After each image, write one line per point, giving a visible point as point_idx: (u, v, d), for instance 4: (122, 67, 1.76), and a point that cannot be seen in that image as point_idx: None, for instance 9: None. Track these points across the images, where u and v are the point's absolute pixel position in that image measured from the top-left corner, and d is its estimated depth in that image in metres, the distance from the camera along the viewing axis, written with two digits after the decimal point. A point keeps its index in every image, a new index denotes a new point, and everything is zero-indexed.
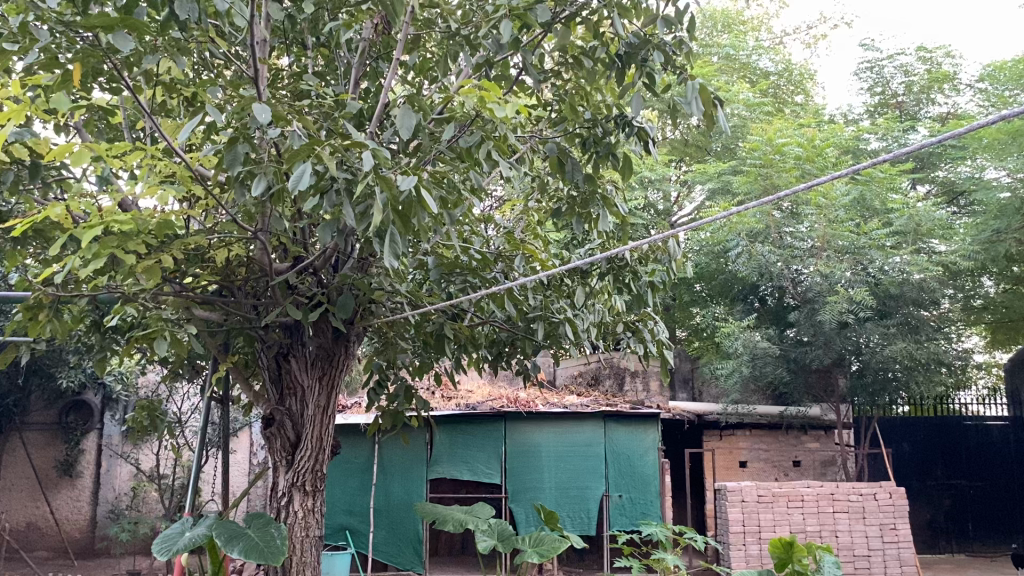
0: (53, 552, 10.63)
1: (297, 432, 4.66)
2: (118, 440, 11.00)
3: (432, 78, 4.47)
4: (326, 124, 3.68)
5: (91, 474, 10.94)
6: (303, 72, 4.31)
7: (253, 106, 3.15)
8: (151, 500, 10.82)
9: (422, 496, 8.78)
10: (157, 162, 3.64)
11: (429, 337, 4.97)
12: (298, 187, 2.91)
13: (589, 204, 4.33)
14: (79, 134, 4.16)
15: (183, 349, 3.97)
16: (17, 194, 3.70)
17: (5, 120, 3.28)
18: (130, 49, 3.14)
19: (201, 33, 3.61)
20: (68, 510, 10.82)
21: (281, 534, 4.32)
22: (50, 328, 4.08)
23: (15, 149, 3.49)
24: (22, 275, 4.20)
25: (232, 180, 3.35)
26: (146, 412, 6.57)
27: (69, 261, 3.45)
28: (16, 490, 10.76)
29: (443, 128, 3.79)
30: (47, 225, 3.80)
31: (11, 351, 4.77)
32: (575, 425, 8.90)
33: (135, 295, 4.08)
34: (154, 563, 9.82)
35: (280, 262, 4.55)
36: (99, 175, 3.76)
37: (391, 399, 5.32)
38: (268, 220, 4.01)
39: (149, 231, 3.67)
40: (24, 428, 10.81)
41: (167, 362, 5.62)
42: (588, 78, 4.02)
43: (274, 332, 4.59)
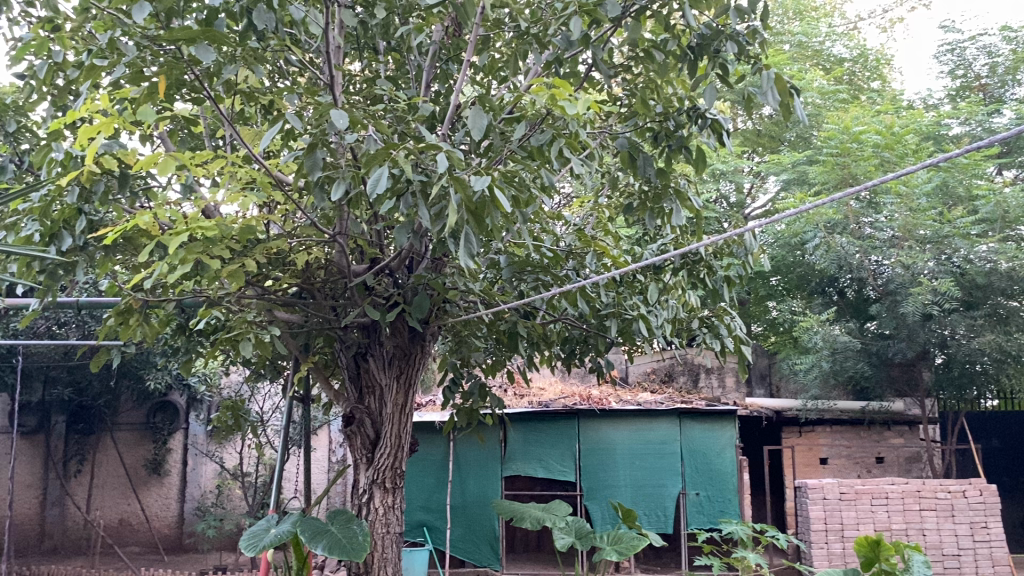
0: (144, 548, 11.05)
1: (376, 430, 4.75)
2: (203, 439, 11.37)
3: (501, 77, 4.48)
4: (400, 127, 3.74)
5: (178, 473, 11.34)
6: (375, 77, 4.38)
7: (330, 113, 3.21)
8: (235, 498, 10.94)
9: (498, 494, 8.83)
10: (238, 169, 3.75)
11: (502, 335, 5.00)
12: (377, 191, 2.96)
13: (661, 199, 4.28)
14: (164, 143, 4.30)
15: (267, 351, 4.08)
16: (107, 204, 3.86)
17: (97, 133, 3.42)
18: (212, 60, 3.22)
19: (279, 42, 3.71)
20: (158, 507, 11.22)
21: (362, 530, 4.40)
22: (140, 332, 4.23)
23: (106, 160, 3.64)
24: (114, 282, 4.37)
25: (312, 185, 3.43)
26: (230, 412, 6.75)
27: (158, 267, 3.59)
28: (109, 488, 11.23)
29: (514, 128, 3.81)
30: (136, 232, 3.94)
31: (103, 354, 4.97)
32: (650, 422, 8.83)
33: (220, 299, 4.21)
34: (240, 558, 10.09)
35: (357, 263, 4.63)
36: (183, 183, 3.89)
37: (466, 397, 5.34)
38: (345, 223, 4.08)
39: (233, 237, 3.79)
40: (115, 428, 11.26)
41: (250, 363, 5.77)
42: (659, 72, 3.97)
43: (353, 333, 4.69)
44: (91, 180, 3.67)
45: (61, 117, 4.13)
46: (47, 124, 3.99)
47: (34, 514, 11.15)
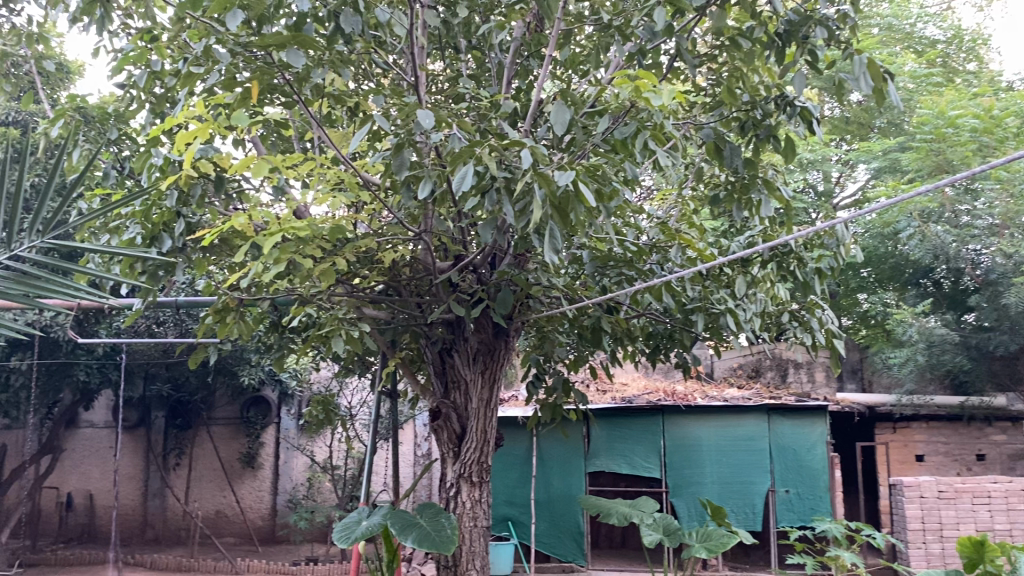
0: (240, 538, 11.43)
1: (462, 425, 4.80)
2: (295, 433, 11.71)
3: (582, 71, 4.47)
4: (483, 125, 3.77)
5: (271, 466, 11.70)
6: (458, 77, 4.43)
7: (416, 112, 3.26)
8: (325, 490, 11.25)
9: (582, 489, 8.82)
10: (327, 170, 3.84)
11: (586, 331, 4.98)
12: (462, 189, 2.98)
13: (749, 189, 4.21)
14: (256, 147, 4.44)
15: (358, 347, 4.17)
16: (204, 207, 4.01)
17: (193, 138, 3.55)
18: (302, 64, 3.30)
19: (364, 44, 3.77)
20: (252, 499, 11.58)
21: (450, 523, 4.46)
22: (236, 329, 4.37)
23: (202, 163, 3.77)
24: (210, 281, 4.53)
25: (399, 184, 3.48)
26: (321, 407, 6.91)
27: (253, 267, 3.70)
28: (206, 480, 11.67)
29: (597, 121, 3.78)
30: (231, 233, 4.08)
31: (201, 351, 5.16)
32: (737, 418, 8.69)
33: (312, 297, 4.32)
34: (331, 550, 10.32)
35: (442, 260, 4.67)
36: (274, 185, 4.00)
37: (550, 393, 5.34)
38: (430, 221, 4.14)
39: (323, 236, 3.88)
40: (211, 422, 11.71)
41: (339, 359, 5.90)
42: (745, 60, 3.89)
43: (438, 329, 4.75)
44: (189, 184, 3.81)
45: (160, 124, 4.30)
46: (147, 131, 4.15)
47: (137, 504, 11.69)
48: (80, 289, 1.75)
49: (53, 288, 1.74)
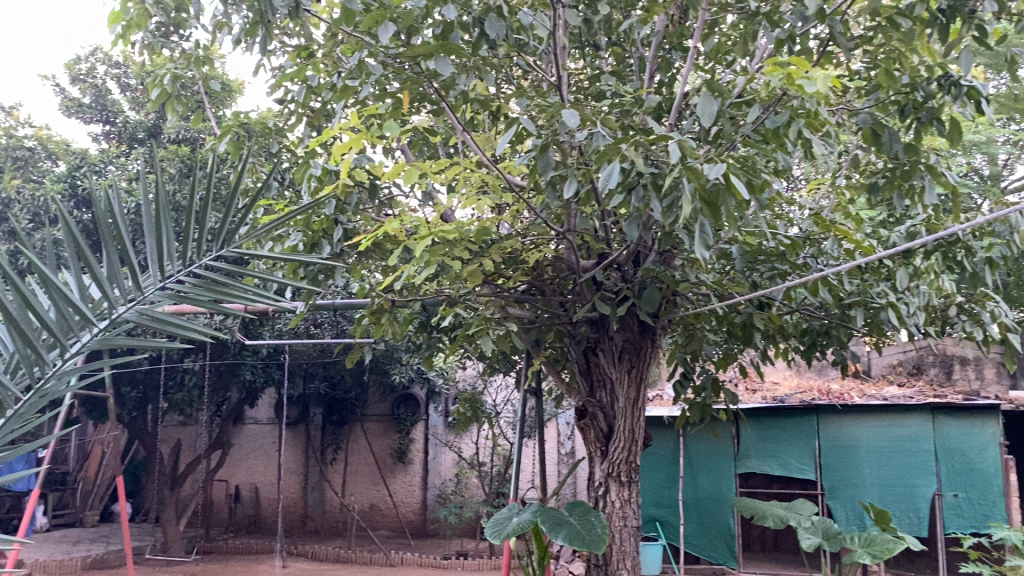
0: (393, 531, 11.84)
1: (609, 424, 4.78)
2: (442, 429, 11.98)
3: (728, 62, 4.35)
4: (628, 122, 3.75)
5: (421, 461, 12.04)
6: (600, 74, 4.41)
7: (561, 112, 3.27)
8: (472, 486, 11.42)
9: (732, 490, 8.61)
10: (472, 174, 3.93)
11: (736, 328, 4.84)
12: (608, 186, 2.97)
13: (910, 176, 3.99)
14: (405, 153, 4.59)
15: (506, 346, 4.23)
16: (358, 214, 4.19)
17: (349, 148, 3.73)
18: (450, 72, 3.39)
19: (507, 47, 3.82)
20: (404, 493, 11.98)
21: (601, 522, 4.44)
22: (390, 329, 4.54)
23: (357, 173, 3.95)
24: (365, 284, 4.71)
25: (545, 185, 3.50)
26: (468, 404, 7.02)
27: (406, 269, 3.83)
28: (362, 475, 12.16)
29: (745, 112, 3.67)
30: (384, 238, 4.23)
31: (356, 351, 5.38)
32: (898, 418, 8.22)
33: (462, 298, 4.43)
34: (480, 545, 10.49)
35: (586, 259, 4.67)
36: (423, 191, 4.13)
37: (698, 391, 5.24)
38: (575, 220, 4.15)
39: (471, 238, 3.96)
40: (365, 419, 12.21)
41: (485, 357, 6.01)
42: (905, 40, 3.68)
43: (582, 328, 4.76)
44: (345, 193, 4.01)
45: (316, 136, 4.52)
46: (305, 143, 4.37)
47: (299, 497, 12.35)
48: (278, 297, 1.74)
49: (257, 297, 1.72)
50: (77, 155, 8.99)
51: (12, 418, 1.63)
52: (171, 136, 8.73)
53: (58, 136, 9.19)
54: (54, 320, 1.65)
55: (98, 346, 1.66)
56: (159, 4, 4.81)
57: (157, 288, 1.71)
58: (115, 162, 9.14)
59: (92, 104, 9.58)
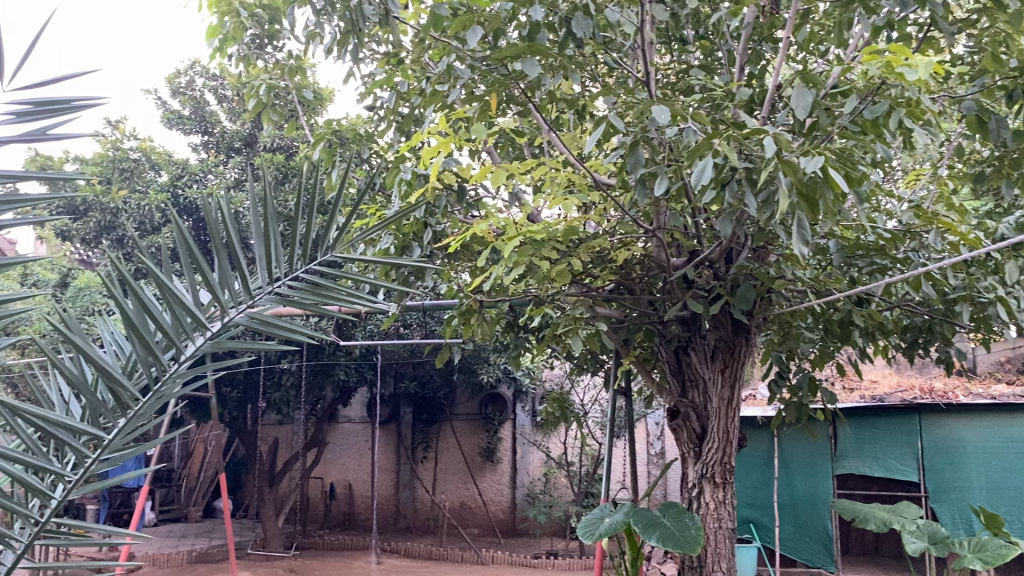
0: (483, 529, 11.92)
1: (702, 424, 4.71)
2: (530, 429, 12.01)
3: (820, 51, 4.23)
4: (719, 116, 3.68)
5: (509, 460, 12.13)
6: (688, 69, 4.35)
7: (651, 108, 3.23)
8: (561, 486, 11.39)
9: (829, 492, 8.38)
10: (560, 174, 3.92)
11: (834, 325, 4.69)
12: (701, 182, 2.92)
13: (1020, 165, 3.80)
14: (491, 155, 4.62)
15: (597, 346, 4.20)
16: (447, 216, 4.23)
17: (437, 152, 3.80)
18: (538, 73, 3.40)
19: (594, 46, 3.80)
20: (493, 492, 12.07)
21: (695, 523, 4.38)
22: (480, 330, 4.57)
23: (446, 176, 4.01)
24: (453, 286, 4.76)
25: (633, 183, 3.46)
26: (557, 405, 7.00)
27: (494, 270, 3.86)
28: (452, 473, 12.30)
29: (841, 102, 3.56)
30: (472, 240, 4.27)
31: (446, 351, 5.43)
32: (1007, 418, 7.73)
33: (551, 297, 4.42)
34: (570, 545, 10.48)
35: (677, 257, 4.60)
36: (510, 192, 4.14)
37: (794, 391, 5.11)
38: (664, 218, 4.10)
39: (558, 238, 3.95)
40: (454, 418, 12.34)
41: (574, 357, 5.99)
42: (1013, 22, 3.50)
43: (673, 327, 4.69)
44: (434, 196, 4.05)
45: (405, 141, 4.59)
46: (395, 148, 4.45)
47: (391, 494, 12.57)
48: (375, 299, 1.79)
49: (360, 298, 1.77)
50: (178, 165, 9.39)
51: (131, 419, 1.70)
52: (266, 144, 9.03)
53: (160, 147, 9.59)
54: (170, 324, 1.71)
55: (208, 348, 1.72)
56: (253, 17, 4.96)
57: (266, 292, 1.76)
58: (213, 171, 9.50)
59: (192, 116, 9.98)
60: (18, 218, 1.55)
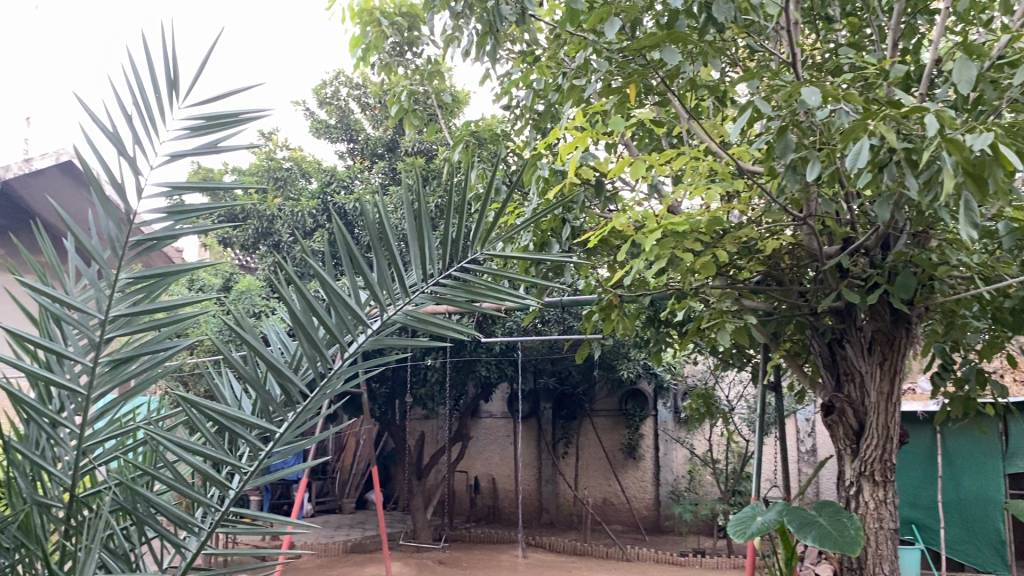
0: (627, 526, 11.84)
1: (859, 419, 4.49)
2: (673, 425, 11.82)
3: (982, 20, 3.95)
4: (871, 95, 3.49)
5: (652, 456, 11.97)
6: (835, 48, 4.16)
7: (801, 90, 3.10)
8: (707, 483, 11.16)
9: (1000, 493, 7.76)
10: (701, 164, 3.83)
11: (1004, 313, 4.37)
12: (856, 166, 2.79)
13: None
14: (629, 147, 4.56)
15: (745, 340, 4.07)
16: (585, 211, 4.22)
17: (575, 148, 3.81)
18: (678, 61, 3.33)
19: (735, 29, 3.69)
20: (637, 489, 11.96)
21: (854, 523, 4.18)
22: (621, 325, 4.52)
23: (584, 171, 4.00)
24: (593, 281, 4.73)
25: (783, 169, 3.33)
26: (702, 401, 6.82)
27: (637, 264, 3.81)
28: (595, 470, 12.28)
29: (1009, 73, 3.30)
30: (611, 234, 4.22)
31: (586, 348, 5.41)
32: None
33: (695, 290, 4.33)
34: (718, 544, 10.26)
35: (828, 246, 4.40)
36: (650, 184, 4.08)
37: (960, 384, 4.80)
38: (814, 204, 3.93)
39: (701, 229, 3.86)
40: (594, 414, 12.31)
41: (718, 351, 5.84)
42: None
43: (825, 318, 4.50)
44: (573, 191, 4.05)
45: (541, 139, 4.60)
46: (533, 146, 4.47)
47: (534, 490, 12.68)
48: (524, 295, 1.80)
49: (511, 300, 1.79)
50: (328, 173, 9.85)
51: (300, 413, 1.79)
52: (407, 149, 9.31)
53: (310, 156, 10.07)
54: (333, 321, 1.79)
55: (369, 345, 1.79)
56: (393, 26, 5.12)
57: (422, 290, 1.81)
58: (359, 176, 9.91)
59: (338, 125, 10.42)
60: (190, 228, 1.67)
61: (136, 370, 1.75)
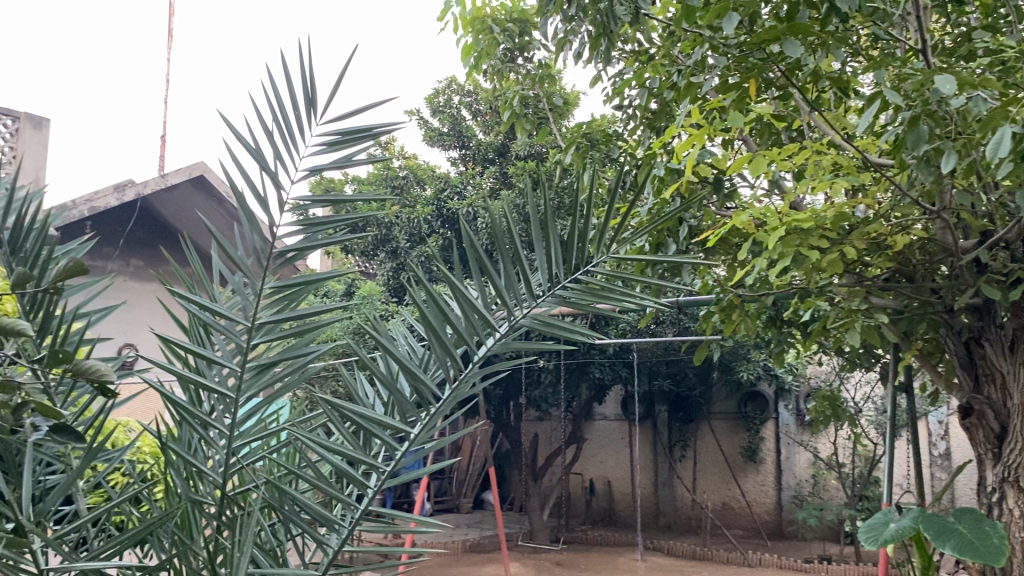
0: (748, 531, 11.59)
1: (1001, 423, 4.26)
2: (795, 428, 11.48)
3: None
4: (1012, 78, 3.29)
5: (773, 460, 11.66)
6: (969, 31, 3.95)
7: (935, 78, 2.96)
8: (832, 488, 10.79)
9: None
10: (825, 157, 3.71)
11: None
12: (998, 154, 2.64)
13: None
14: (747, 143, 4.46)
15: (876, 340, 3.92)
16: (704, 210, 4.16)
17: (691, 146, 3.75)
18: (800, 53, 3.23)
19: (858, 17, 3.56)
20: (757, 493, 11.69)
21: (998, 532, 3.96)
22: (743, 326, 4.41)
23: (701, 168, 3.93)
24: (712, 280, 4.65)
25: (916, 161, 3.18)
26: (828, 402, 6.58)
27: (759, 263, 3.72)
28: (714, 473, 12.07)
29: None
30: (730, 232, 4.14)
31: (705, 348, 5.32)
32: None
33: (822, 288, 4.19)
34: (846, 551, 9.90)
35: (964, 240, 4.18)
36: (770, 181, 3.98)
37: None
38: (950, 196, 3.74)
39: (827, 225, 3.74)
40: (712, 417, 12.09)
41: (844, 351, 5.63)
42: None
43: (961, 316, 4.26)
44: (690, 190, 3.99)
45: (655, 138, 4.56)
46: (648, 145, 4.44)
47: (650, 493, 12.53)
48: (651, 299, 1.78)
49: (632, 302, 1.80)
50: (441, 180, 10.07)
51: (433, 415, 1.83)
52: (519, 153, 9.41)
53: (424, 163, 10.31)
54: (463, 326, 1.82)
55: (499, 348, 1.81)
56: (505, 32, 5.21)
57: (549, 295, 1.82)
58: (472, 181, 10.08)
59: (451, 132, 10.62)
60: (326, 236, 1.74)
61: (281, 374, 1.83)
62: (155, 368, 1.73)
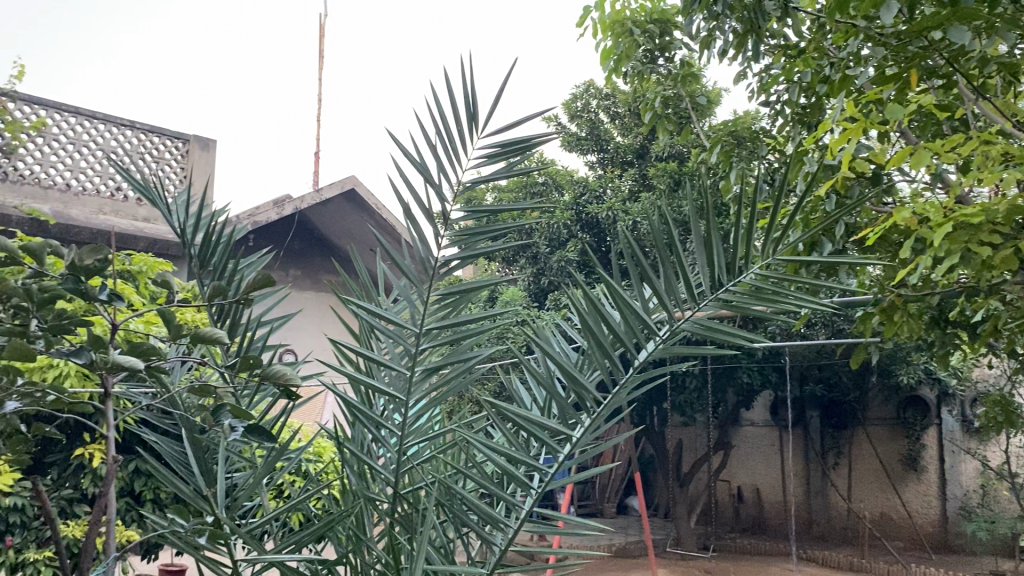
0: (910, 544, 10.95)
1: None
2: (960, 435, 10.78)
3: None
4: None
5: (936, 470, 10.92)
6: None
7: None
8: (1004, 500, 10.07)
9: None
10: (994, 146, 3.49)
11: None
12: None
13: None
14: (906, 136, 4.24)
15: None
16: (861, 207, 3.99)
17: (846, 141, 3.61)
18: (965, 39, 3.07)
19: None
20: (919, 504, 11.01)
21: None
22: (906, 328, 4.17)
23: (857, 164, 3.78)
24: (869, 280, 4.45)
25: None
26: (999, 408, 6.12)
27: (923, 260, 3.54)
28: (871, 483, 11.46)
29: None
30: (889, 229, 3.96)
31: (862, 351, 5.08)
32: None
33: (993, 286, 3.92)
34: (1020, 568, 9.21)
35: None
36: (933, 174, 3.77)
37: None
38: None
39: (998, 220, 3.50)
40: (868, 423, 11.54)
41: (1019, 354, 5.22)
42: None
43: None
44: (845, 186, 3.85)
45: (805, 134, 4.41)
46: (798, 142, 4.31)
47: (802, 501, 12.09)
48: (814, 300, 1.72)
49: (794, 305, 1.75)
50: (579, 184, 10.24)
51: (593, 418, 1.86)
52: (659, 154, 9.32)
53: (563, 168, 10.38)
54: (624, 330, 1.84)
55: (659, 352, 1.82)
56: (645, 33, 5.16)
57: (708, 299, 1.80)
58: (611, 185, 10.06)
59: (588, 136, 10.65)
60: (488, 244, 1.80)
61: (448, 375, 1.92)
62: (332, 371, 1.84)
